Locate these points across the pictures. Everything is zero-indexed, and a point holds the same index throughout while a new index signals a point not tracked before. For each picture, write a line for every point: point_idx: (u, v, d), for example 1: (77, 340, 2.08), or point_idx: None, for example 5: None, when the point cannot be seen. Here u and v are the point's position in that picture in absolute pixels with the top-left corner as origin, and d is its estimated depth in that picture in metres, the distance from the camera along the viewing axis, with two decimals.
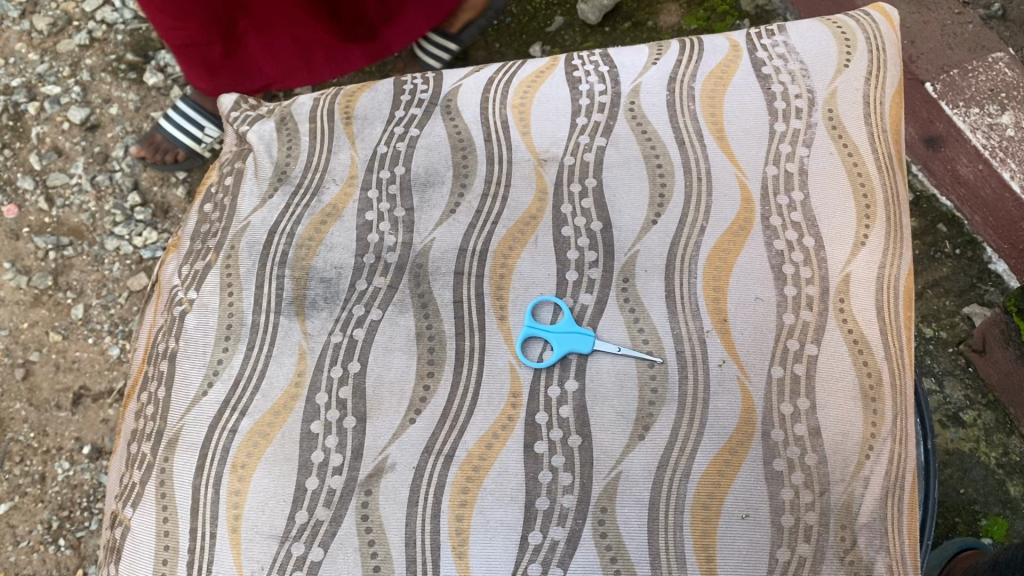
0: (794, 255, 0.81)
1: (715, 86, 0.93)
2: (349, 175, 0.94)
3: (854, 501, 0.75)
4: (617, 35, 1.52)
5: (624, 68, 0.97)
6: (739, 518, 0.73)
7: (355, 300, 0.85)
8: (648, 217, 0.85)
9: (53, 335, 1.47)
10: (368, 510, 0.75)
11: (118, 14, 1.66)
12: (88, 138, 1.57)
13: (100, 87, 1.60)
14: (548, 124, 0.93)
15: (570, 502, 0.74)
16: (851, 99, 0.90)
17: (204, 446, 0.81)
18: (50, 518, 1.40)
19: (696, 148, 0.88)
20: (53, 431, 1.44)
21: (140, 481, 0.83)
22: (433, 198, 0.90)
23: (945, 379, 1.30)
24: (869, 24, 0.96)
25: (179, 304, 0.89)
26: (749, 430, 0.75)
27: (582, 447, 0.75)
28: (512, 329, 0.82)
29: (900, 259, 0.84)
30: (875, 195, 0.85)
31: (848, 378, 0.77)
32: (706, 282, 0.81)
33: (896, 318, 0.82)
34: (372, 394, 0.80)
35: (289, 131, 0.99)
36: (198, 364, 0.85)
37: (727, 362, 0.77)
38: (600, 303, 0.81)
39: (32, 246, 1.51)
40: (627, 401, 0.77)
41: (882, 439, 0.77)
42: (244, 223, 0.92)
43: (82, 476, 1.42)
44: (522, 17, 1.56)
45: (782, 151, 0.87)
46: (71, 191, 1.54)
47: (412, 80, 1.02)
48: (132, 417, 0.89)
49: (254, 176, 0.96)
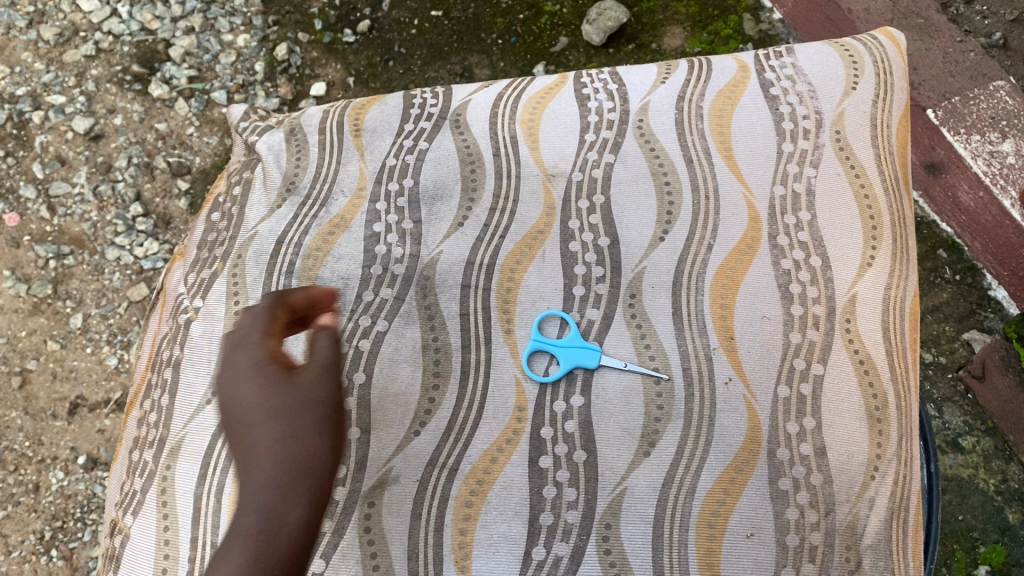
0: (801, 273, 0.81)
1: (723, 107, 0.93)
2: (357, 187, 0.94)
3: (860, 521, 0.74)
4: (621, 57, 1.53)
5: (633, 87, 0.97)
6: (744, 537, 0.73)
7: (362, 311, 0.84)
8: (655, 235, 0.85)
9: (52, 344, 1.46)
10: (371, 522, 0.75)
11: (126, 25, 1.63)
12: (92, 148, 1.56)
13: (105, 96, 1.58)
14: (557, 139, 0.94)
15: (574, 517, 0.74)
16: (859, 121, 0.90)
17: (206, 455, 0.80)
18: (43, 528, 1.39)
19: (704, 166, 0.88)
20: (47, 440, 1.43)
21: (141, 489, 0.82)
22: (442, 211, 0.90)
23: (944, 405, 1.29)
24: (877, 47, 0.96)
25: (185, 312, 0.89)
26: (755, 448, 0.75)
27: (587, 463, 0.76)
28: (518, 350, 0.81)
29: (907, 280, 0.84)
30: (881, 216, 0.85)
31: (854, 398, 0.77)
32: (712, 300, 0.81)
33: (902, 338, 0.82)
34: (377, 405, 0.79)
35: (298, 142, 1.00)
36: (203, 372, 0.84)
37: (734, 381, 0.77)
38: (607, 319, 0.81)
39: (32, 255, 1.50)
40: (632, 418, 0.77)
41: (888, 459, 0.76)
42: (252, 232, 0.92)
43: (76, 487, 1.41)
44: (527, 37, 1.57)
45: (790, 171, 0.87)
46: (73, 199, 1.53)
47: (422, 95, 1.02)
48: (133, 425, 0.88)
49: (263, 187, 0.96)
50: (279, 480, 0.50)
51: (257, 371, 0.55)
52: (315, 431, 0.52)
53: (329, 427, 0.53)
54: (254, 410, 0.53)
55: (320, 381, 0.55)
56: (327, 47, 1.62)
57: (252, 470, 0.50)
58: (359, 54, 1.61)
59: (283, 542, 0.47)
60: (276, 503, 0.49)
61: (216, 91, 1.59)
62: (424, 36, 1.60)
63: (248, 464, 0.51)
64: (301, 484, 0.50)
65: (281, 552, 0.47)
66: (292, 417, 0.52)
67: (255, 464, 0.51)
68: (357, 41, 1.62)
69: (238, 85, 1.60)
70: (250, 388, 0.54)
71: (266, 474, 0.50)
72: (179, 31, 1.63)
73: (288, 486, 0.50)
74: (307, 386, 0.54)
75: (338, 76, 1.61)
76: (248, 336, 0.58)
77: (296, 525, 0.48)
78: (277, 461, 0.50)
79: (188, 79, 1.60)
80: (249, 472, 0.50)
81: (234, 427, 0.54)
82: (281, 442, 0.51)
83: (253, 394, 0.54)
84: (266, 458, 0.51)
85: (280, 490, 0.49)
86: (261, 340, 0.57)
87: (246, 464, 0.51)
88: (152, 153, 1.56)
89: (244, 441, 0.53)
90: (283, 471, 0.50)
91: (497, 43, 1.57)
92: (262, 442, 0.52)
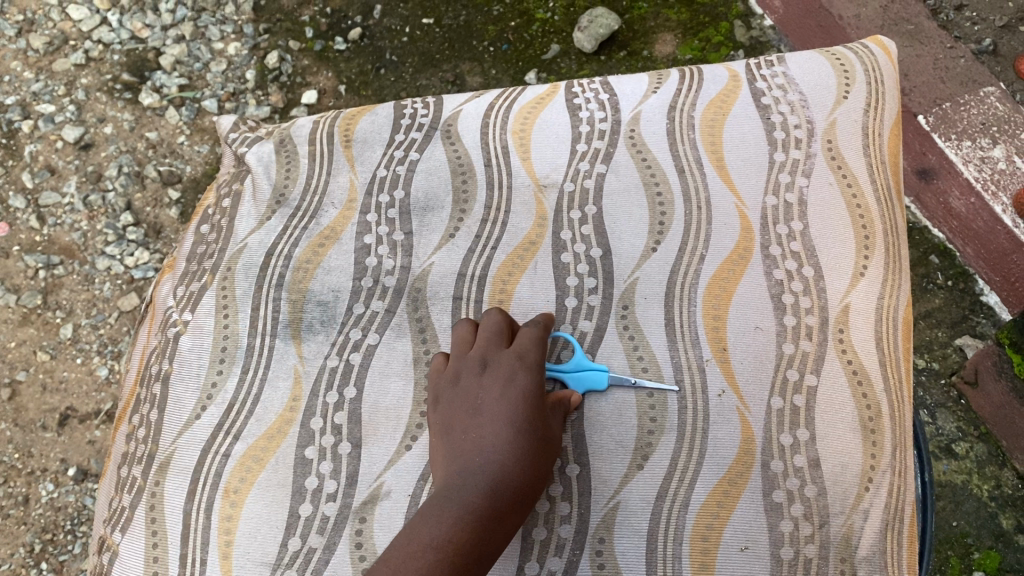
0: (794, 284, 0.81)
1: (714, 116, 0.93)
2: (348, 199, 0.93)
3: (855, 533, 0.74)
4: (613, 64, 1.53)
5: (624, 96, 0.97)
6: (739, 550, 0.72)
7: (352, 325, 0.84)
8: (647, 245, 0.85)
9: (41, 355, 1.45)
10: (362, 538, 0.74)
11: (116, 34, 1.62)
12: (81, 157, 1.55)
13: (95, 106, 1.58)
14: (549, 150, 0.93)
15: (567, 532, 0.74)
16: (851, 130, 0.90)
17: (196, 470, 0.80)
18: (33, 540, 1.38)
19: (696, 176, 0.88)
20: (37, 452, 1.41)
21: (129, 505, 0.81)
22: (433, 222, 0.90)
23: (937, 411, 1.29)
24: (868, 56, 0.96)
25: (174, 325, 0.89)
26: (748, 460, 0.75)
27: (580, 477, 0.75)
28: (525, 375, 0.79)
29: (900, 289, 0.84)
30: (874, 225, 0.84)
31: (847, 409, 0.77)
32: (705, 311, 0.80)
33: (896, 348, 0.81)
34: (368, 420, 0.79)
35: (288, 153, 0.99)
36: (192, 386, 0.84)
37: (727, 393, 0.77)
38: (599, 331, 0.81)
39: (22, 265, 1.50)
40: (625, 430, 0.77)
41: (883, 470, 0.76)
42: (241, 245, 0.92)
43: (66, 499, 1.40)
44: (518, 44, 1.56)
45: (782, 181, 0.87)
46: (63, 209, 1.52)
47: (413, 105, 1.01)
48: (122, 440, 0.87)
49: (253, 199, 0.96)
50: (512, 489, 0.65)
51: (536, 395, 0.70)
52: (542, 467, 0.68)
53: (547, 470, 0.69)
54: (519, 414, 0.68)
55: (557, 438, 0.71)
56: (318, 55, 1.61)
57: (498, 452, 0.66)
58: (350, 62, 1.60)
59: (486, 552, 0.61)
60: (500, 512, 0.63)
61: (207, 100, 1.58)
62: (415, 44, 1.60)
63: (494, 444, 0.67)
64: (519, 505, 0.65)
65: (480, 562, 0.60)
66: (540, 450, 0.68)
67: (502, 454, 0.66)
68: (348, 49, 1.61)
69: (229, 93, 1.59)
70: (524, 397, 0.70)
71: (510, 476, 0.65)
72: (169, 39, 1.62)
73: (513, 500, 0.65)
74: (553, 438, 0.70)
75: (329, 84, 1.60)
76: (529, 353, 0.73)
77: (497, 543, 0.63)
78: (521, 469, 0.66)
79: (179, 88, 1.59)
80: (494, 452, 0.66)
81: (494, 412, 0.68)
82: (526, 457, 0.67)
83: (523, 403, 0.69)
84: (514, 460, 0.66)
85: (507, 501, 0.64)
86: (537, 367, 0.73)
87: (492, 441, 0.67)
88: (142, 162, 1.55)
89: (495, 424, 0.68)
90: (518, 483, 0.65)
91: (489, 51, 1.57)
92: (514, 439, 0.67)
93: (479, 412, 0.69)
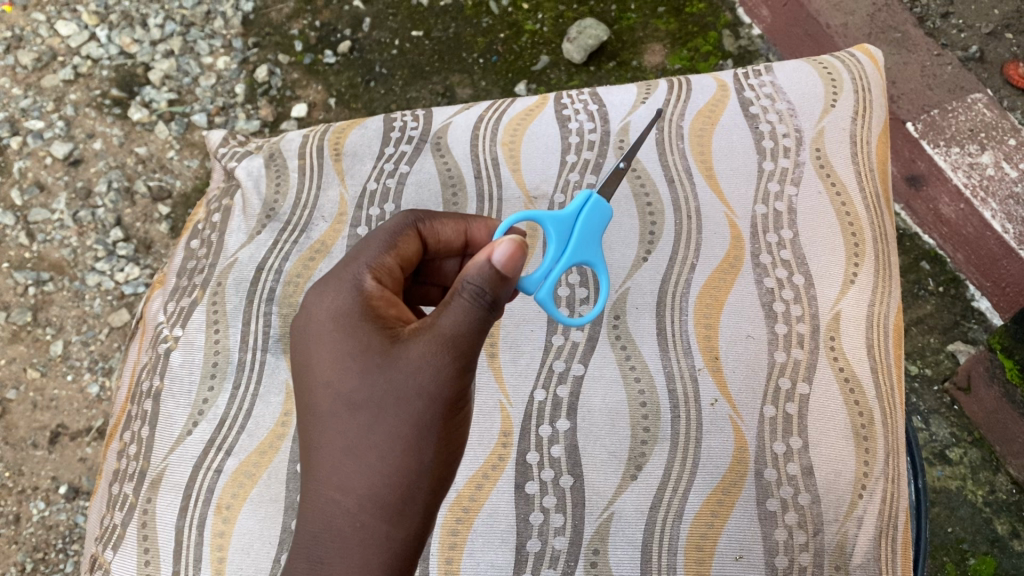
0: (784, 292, 0.81)
1: (703, 126, 0.93)
2: (338, 212, 0.93)
3: (849, 541, 0.74)
4: (602, 75, 1.54)
5: (613, 107, 0.97)
6: (733, 560, 0.73)
7: None
8: (638, 255, 0.85)
9: (31, 372, 1.44)
10: None
11: (104, 49, 1.62)
12: (70, 173, 1.55)
13: (84, 121, 1.57)
14: (539, 160, 0.93)
15: (562, 543, 0.74)
16: (839, 138, 0.90)
17: (188, 486, 0.79)
18: (24, 559, 1.37)
19: (686, 186, 0.88)
20: (28, 470, 1.40)
21: (120, 523, 0.81)
22: None
23: (931, 417, 1.30)
24: (854, 64, 0.97)
25: (164, 341, 0.88)
26: (742, 469, 0.75)
27: (573, 488, 0.75)
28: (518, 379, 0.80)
29: (890, 297, 0.84)
30: (863, 233, 0.85)
31: (840, 416, 0.77)
32: (696, 320, 0.80)
33: (886, 354, 0.81)
34: None
35: (278, 167, 0.99)
36: (183, 403, 0.84)
37: (719, 401, 0.77)
38: (591, 341, 0.81)
39: (11, 282, 1.49)
40: (618, 441, 0.77)
41: (875, 477, 0.76)
42: (231, 260, 0.91)
43: (57, 517, 1.38)
44: (508, 56, 1.57)
45: (771, 189, 0.87)
46: (52, 226, 1.52)
47: (402, 117, 1.01)
48: (113, 457, 0.87)
49: (243, 213, 0.96)
50: (355, 519, 0.56)
51: (352, 340, 0.59)
52: (398, 455, 0.57)
53: (417, 446, 0.57)
54: (333, 403, 0.59)
55: (424, 380, 0.57)
56: (307, 68, 1.61)
57: (339, 472, 0.58)
58: (339, 75, 1.60)
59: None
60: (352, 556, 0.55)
61: (197, 114, 1.58)
62: (405, 56, 1.60)
63: (337, 460, 0.58)
64: (370, 538, 0.56)
65: None
66: (374, 435, 0.57)
67: (341, 481, 0.57)
68: (338, 62, 1.61)
69: (218, 108, 1.59)
70: (346, 379, 0.59)
71: (336, 515, 0.57)
72: (158, 54, 1.62)
73: (370, 520, 0.56)
74: (405, 407, 0.57)
75: (319, 97, 1.60)
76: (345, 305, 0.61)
77: None
78: (346, 495, 0.57)
79: (168, 102, 1.59)
80: (338, 470, 0.58)
81: (320, 429, 0.60)
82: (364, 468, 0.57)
83: (344, 389, 0.59)
84: (334, 490, 0.57)
85: (353, 538, 0.56)
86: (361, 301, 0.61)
87: (333, 459, 0.58)
88: (132, 177, 1.55)
89: (326, 447, 0.59)
90: (361, 507, 0.56)
91: (478, 62, 1.57)
92: (348, 446, 0.58)
93: (306, 426, 0.62)
